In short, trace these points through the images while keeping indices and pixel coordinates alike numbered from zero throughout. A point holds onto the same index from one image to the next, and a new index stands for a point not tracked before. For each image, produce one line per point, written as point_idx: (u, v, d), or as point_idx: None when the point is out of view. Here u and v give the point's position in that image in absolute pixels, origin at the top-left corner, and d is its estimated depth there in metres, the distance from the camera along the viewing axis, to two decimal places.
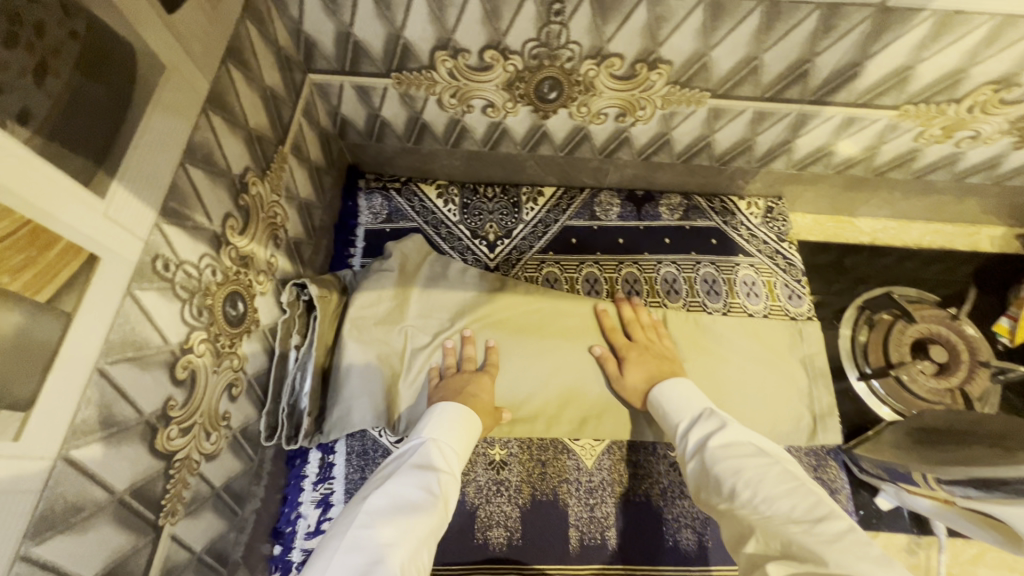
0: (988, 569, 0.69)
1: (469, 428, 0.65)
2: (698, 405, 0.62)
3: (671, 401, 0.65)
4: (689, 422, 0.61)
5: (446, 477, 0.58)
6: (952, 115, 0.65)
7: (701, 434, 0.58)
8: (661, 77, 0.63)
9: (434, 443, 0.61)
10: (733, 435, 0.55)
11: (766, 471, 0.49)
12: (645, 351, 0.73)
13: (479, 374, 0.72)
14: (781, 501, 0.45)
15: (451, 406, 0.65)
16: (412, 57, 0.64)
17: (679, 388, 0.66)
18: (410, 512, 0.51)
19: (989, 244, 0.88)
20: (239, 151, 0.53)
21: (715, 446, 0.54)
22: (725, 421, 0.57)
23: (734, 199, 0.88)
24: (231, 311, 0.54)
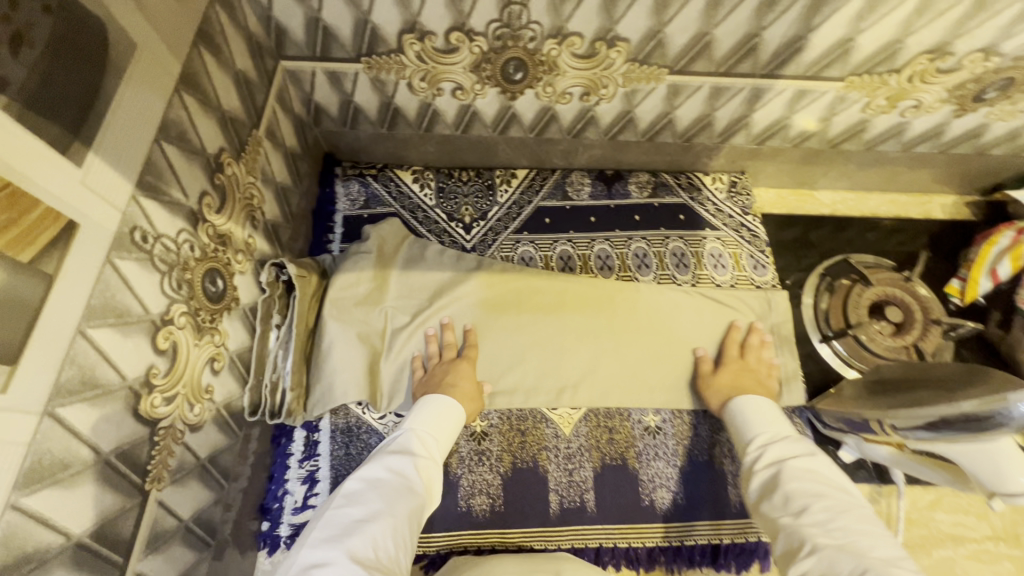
0: (945, 514, 0.73)
1: (447, 415, 0.68)
2: (784, 427, 0.64)
3: (754, 411, 0.67)
4: (766, 437, 0.63)
5: (423, 461, 0.62)
6: (894, 85, 0.70)
7: (781, 454, 0.60)
8: (620, 55, 0.66)
9: (413, 431, 0.65)
10: (818, 465, 0.57)
11: (848, 507, 0.52)
12: (746, 367, 0.75)
13: (458, 361, 0.75)
14: (855, 533, 0.48)
15: (434, 398, 0.69)
16: (381, 41, 0.66)
17: (769, 407, 0.67)
18: (381, 493, 0.56)
19: (941, 211, 0.93)
20: (214, 132, 0.55)
21: (795, 469, 0.57)
22: (813, 451, 0.59)
23: (700, 175, 0.92)
24: (210, 287, 0.56)
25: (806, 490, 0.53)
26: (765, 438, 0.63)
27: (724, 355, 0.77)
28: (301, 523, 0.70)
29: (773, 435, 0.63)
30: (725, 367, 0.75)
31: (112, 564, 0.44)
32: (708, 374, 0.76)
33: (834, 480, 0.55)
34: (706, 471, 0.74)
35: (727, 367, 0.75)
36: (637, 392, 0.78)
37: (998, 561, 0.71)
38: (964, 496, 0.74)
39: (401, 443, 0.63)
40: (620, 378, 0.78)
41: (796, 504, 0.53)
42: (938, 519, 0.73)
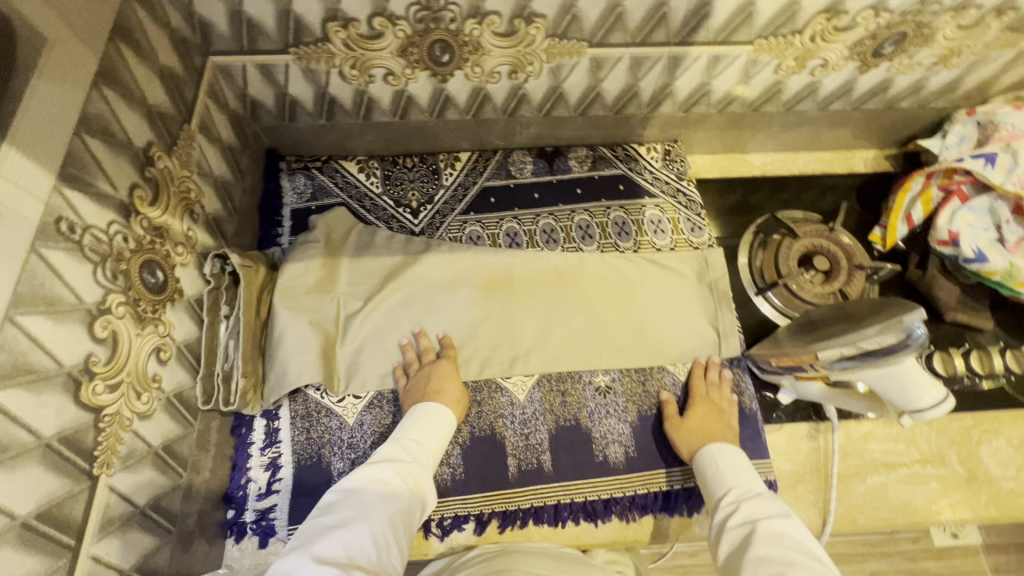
0: (877, 443, 0.79)
1: (433, 420, 0.71)
2: (754, 483, 0.66)
3: (723, 468, 0.69)
4: (738, 496, 0.65)
5: (405, 466, 0.66)
6: (800, 45, 0.74)
7: (752, 514, 0.61)
8: (539, 32, 0.70)
9: (397, 439, 0.69)
10: (791, 528, 0.58)
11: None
12: (713, 408, 0.76)
13: (440, 362, 0.77)
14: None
15: (424, 407, 0.72)
16: (306, 31, 0.67)
17: (737, 458, 0.70)
18: (357, 499, 0.62)
19: (863, 165, 0.99)
20: (141, 125, 0.56)
21: (767, 532, 0.58)
22: (787, 513, 0.60)
23: (636, 146, 0.96)
24: (150, 278, 0.57)
25: (776, 553, 0.55)
26: (740, 495, 0.65)
27: (692, 394, 0.78)
28: (266, 508, 0.72)
29: (744, 492, 0.65)
30: (698, 411, 0.75)
31: (63, 546, 0.45)
32: (677, 417, 0.76)
33: (807, 546, 0.56)
34: (655, 424, 0.78)
35: (695, 409, 0.75)
36: (587, 356, 0.82)
37: (926, 481, 0.77)
38: (894, 426, 0.80)
39: (384, 451, 0.68)
40: (570, 343, 0.82)
41: (767, 567, 0.54)
42: (870, 449, 0.79)
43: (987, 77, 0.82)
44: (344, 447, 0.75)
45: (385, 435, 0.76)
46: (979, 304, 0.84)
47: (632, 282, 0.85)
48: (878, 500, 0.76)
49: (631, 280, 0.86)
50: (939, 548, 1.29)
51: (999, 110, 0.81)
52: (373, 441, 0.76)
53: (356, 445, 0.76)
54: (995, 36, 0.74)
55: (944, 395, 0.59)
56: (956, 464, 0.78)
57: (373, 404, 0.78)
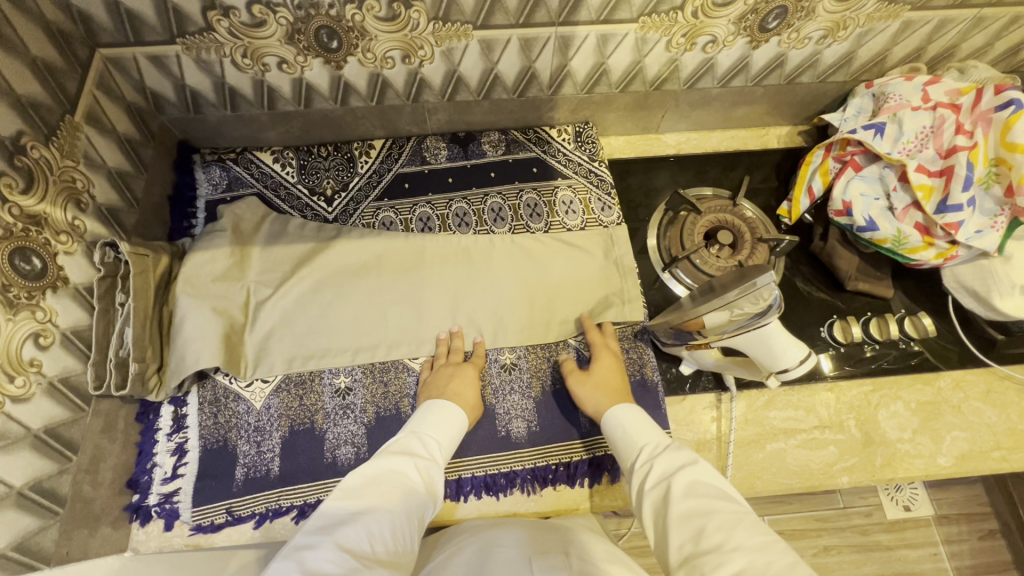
0: (778, 411, 0.80)
1: (450, 418, 0.72)
2: (659, 437, 0.66)
3: (627, 430, 0.68)
4: (651, 452, 0.64)
5: (423, 462, 0.66)
6: (684, 22, 0.75)
7: (666, 467, 0.60)
8: (421, 15, 0.71)
9: (415, 432, 0.70)
10: (702, 475, 0.58)
11: (737, 518, 0.51)
12: (616, 361, 0.79)
13: (464, 366, 0.79)
14: (748, 549, 0.48)
15: (440, 403, 0.73)
16: (188, 20, 0.68)
17: (635, 414, 0.70)
18: (379, 487, 0.62)
19: (776, 141, 1.01)
20: (7, 115, 0.57)
21: (682, 484, 0.57)
22: (695, 459, 0.60)
23: (547, 129, 0.97)
24: (24, 266, 0.59)
25: (697, 507, 0.54)
26: (653, 451, 0.64)
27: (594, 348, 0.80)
28: (171, 491, 0.73)
29: (656, 448, 0.64)
30: (588, 375, 0.77)
31: None
32: (576, 373, 0.78)
33: (719, 489, 0.56)
34: (558, 398, 0.80)
35: (600, 362, 0.78)
36: (497, 333, 0.84)
37: (824, 446, 0.78)
38: (795, 394, 0.81)
39: (402, 442, 0.68)
40: (479, 321, 0.84)
41: (692, 526, 0.53)
42: (772, 417, 0.80)
43: (879, 49, 0.84)
44: (250, 430, 0.76)
45: (291, 417, 0.77)
46: (879, 273, 0.86)
47: (551, 253, 0.88)
48: (776, 465, 0.77)
49: (550, 251, 0.88)
50: (891, 521, 1.29)
51: (891, 82, 0.82)
52: (278, 424, 0.77)
53: (262, 428, 0.76)
54: (875, 7, 0.75)
55: (807, 352, 0.62)
56: (854, 429, 0.79)
57: (282, 388, 0.78)
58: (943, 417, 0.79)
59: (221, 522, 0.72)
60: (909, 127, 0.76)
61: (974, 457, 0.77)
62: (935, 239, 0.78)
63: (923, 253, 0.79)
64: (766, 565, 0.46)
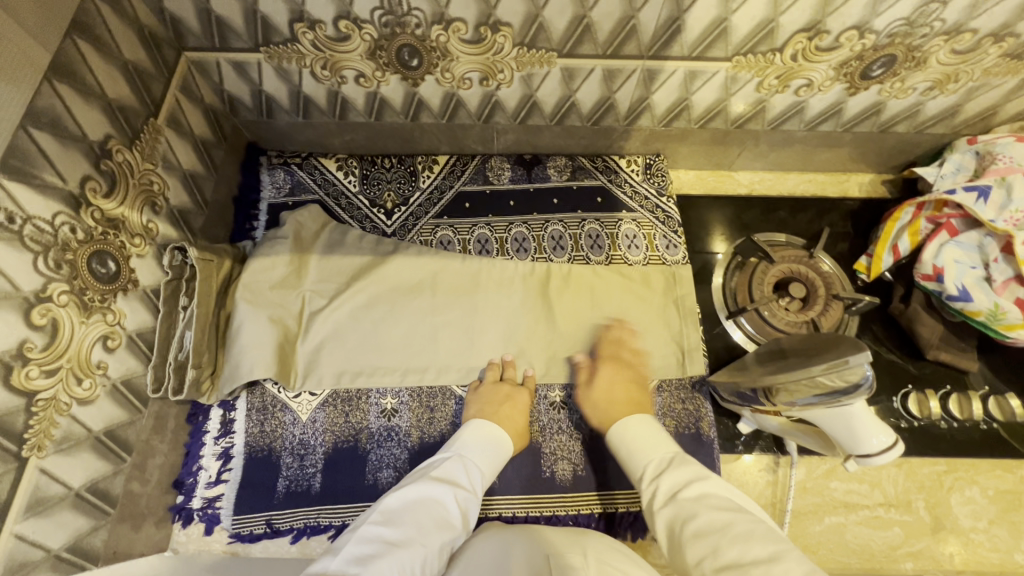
0: (840, 482, 0.76)
1: (497, 444, 0.71)
2: (662, 449, 0.66)
3: (633, 434, 0.68)
4: (657, 470, 0.63)
5: (463, 493, 0.64)
6: (781, 64, 0.71)
7: (674, 483, 0.60)
8: (506, 40, 0.68)
9: (460, 456, 0.69)
10: (711, 489, 0.58)
11: (750, 529, 0.52)
12: (620, 369, 0.77)
13: (519, 390, 0.77)
14: (763, 559, 0.48)
15: (492, 427, 0.71)
16: (274, 31, 0.68)
17: (644, 425, 0.69)
18: (415, 517, 0.60)
19: (857, 189, 0.95)
20: (96, 119, 0.58)
21: (693, 502, 0.57)
22: (704, 475, 0.60)
23: (616, 158, 0.94)
24: (99, 269, 0.59)
25: (709, 521, 0.54)
26: (657, 467, 0.64)
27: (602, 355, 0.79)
28: (213, 496, 0.73)
29: (659, 462, 0.64)
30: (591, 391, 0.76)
31: None
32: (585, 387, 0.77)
33: (727, 502, 0.57)
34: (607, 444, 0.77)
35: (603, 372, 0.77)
36: (547, 367, 0.81)
37: (888, 526, 0.73)
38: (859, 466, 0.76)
39: (445, 468, 0.66)
40: (530, 353, 0.82)
41: (705, 539, 0.52)
42: (832, 488, 0.75)
43: (990, 105, 0.77)
44: (295, 442, 0.76)
45: (335, 434, 0.76)
46: (964, 344, 0.80)
47: (606, 287, 0.85)
48: (834, 541, 0.72)
49: (607, 284, 0.85)
50: None
51: (1000, 140, 0.76)
52: (323, 439, 0.76)
53: (306, 442, 0.76)
54: (995, 62, 0.69)
55: (893, 440, 0.57)
56: (922, 511, 0.74)
57: (328, 402, 0.78)
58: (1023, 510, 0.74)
59: (260, 533, 0.72)
60: (1019, 195, 0.70)
61: None
62: None
63: (1020, 332, 0.72)
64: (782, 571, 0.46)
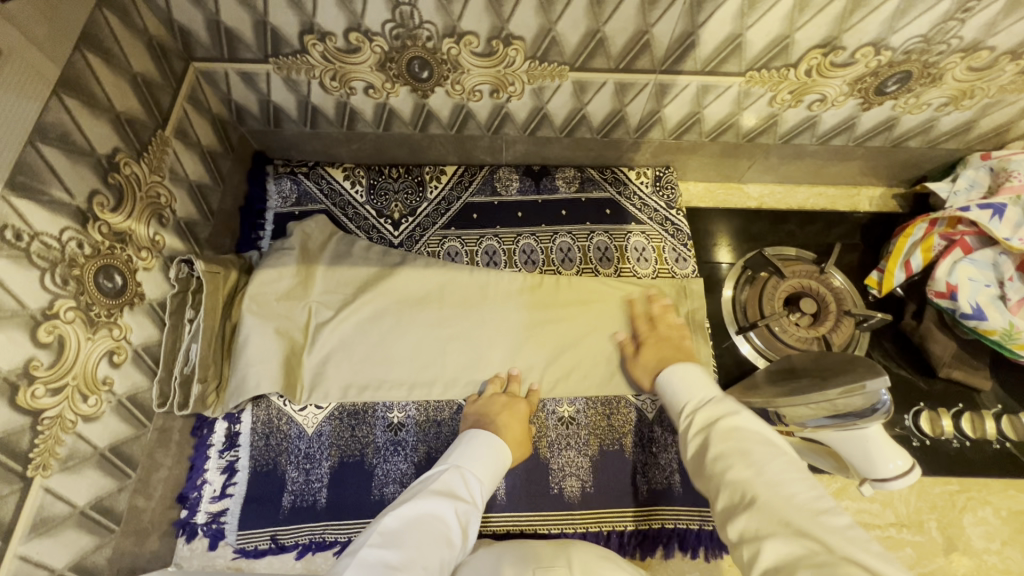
0: (851, 501, 0.75)
1: (496, 454, 0.70)
2: (706, 393, 0.62)
3: (687, 381, 0.65)
4: (697, 408, 0.60)
5: (463, 505, 0.63)
6: (795, 79, 0.70)
7: (708, 418, 0.57)
8: (518, 53, 0.68)
9: (459, 468, 0.67)
10: (744, 422, 0.54)
11: (771, 454, 0.50)
12: (661, 338, 0.77)
13: (517, 400, 0.76)
14: (778, 484, 0.46)
15: (488, 436, 0.71)
16: (284, 42, 0.67)
17: (695, 371, 0.66)
18: (416, 535, 0.58)
19: (868, 203, 0.94)
20: (104, 133, 0.57)
21: (718, 432, 0.54)
22: (739, 409, 0.56)
23: (625, 169, 0.93)
24: (106, 283, 0.58)
25: (731, 446, 0.51)
26: (697, 406, 0.60)
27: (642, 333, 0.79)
28: (217, 511, 0.73)
29: (699, 402, 0.61)
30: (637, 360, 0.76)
31: None
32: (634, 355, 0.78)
33: (758, 432, 0.53)
34: (615, 459, 0.77)
35: (646, 346, 0.77)
36: (556, 382, 0.80)
37: (900, 546, 0.72)
38: None
39: (444, 482, 0.65)
40: (539, 367, 0.81)
41: (725, 460, 0.50)
42: (843, 507, 0.75)
43: (1004, 121, 0.77)
44: (300, 456, 0.75)
45: (341, 448, 0.76)
46: (977, 362, 0.79)
47: (614, 300, 0.84)
48: None
49: (615, 297, 0.84)
50: None
51: (1015, 157, 0.75)
52: (329, 453, 0.75)
53: (312, 456, 0.75)
54: (1011, 79, 0.69)
55: (910, 464, 0.56)
56: (934, 531, 0.73)
57: (334, 415, 0.77)
58: None
59: (265, 549, 0.71)
60: None
61: None
62: None
63: None
64: (792, 496, 0.45)
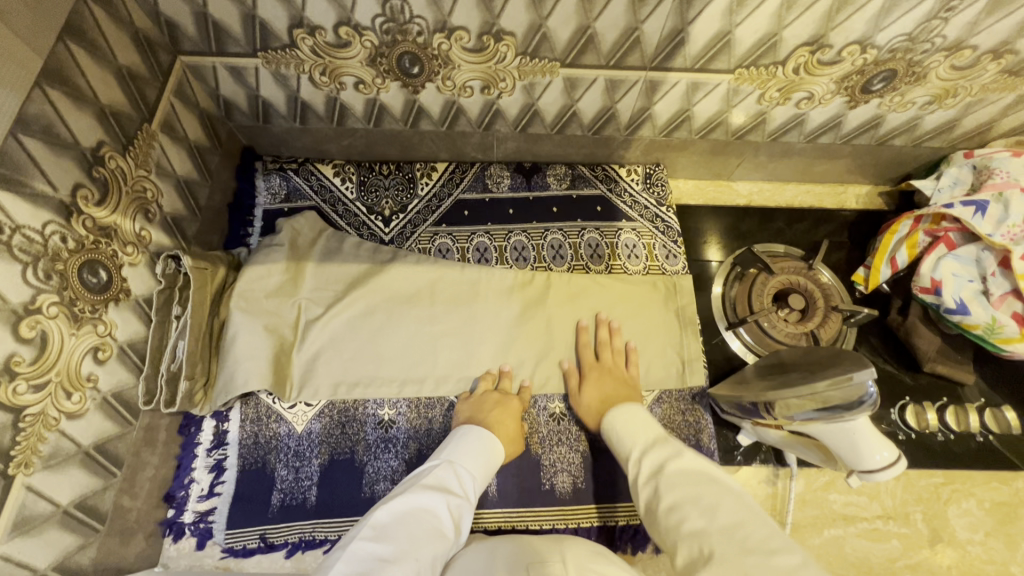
0: (838, 495, 0.76)
1: (489, 449, 0.70)
2: (650, 433, 0.65)
3: (629, 422, 0.67)
4: (644, 448, 0.63)
5: (455, 500, 0.63)
6: (783, 77, 0.71)
7: (655, 462, 0.60)
8: (509, 49, 0.68)
9: (451, 462, 0.67)
10: (689, 464, 0.58)
11: (719, 498, 0.52)
12: (605, 370, 0.77)
13: (509, 398, 0.76)
14: (727, 530, 0.49)
15: (479, 432, 0.71)
16: (273, 36, 0.67)
17: (637, 415, 0.68)
18: (408, 528, 0.58)
19: (854, 201, 0.96)
20: (88, 126, 0.56)
21: (667, 481, 0.57)
22: (681, 451, 0.60)
23: (616, 167, 0.94)
24: (91, 279, 0.57)
25: (683, 494, 0.54)
26: (642, 449, 0.64)
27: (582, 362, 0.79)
28: (205, 510, 0.72)
29: (644, 445, 0.64)
30: (579, 391, 0.77)
31: None
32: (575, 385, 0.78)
33: (703, 473, 0.56)
34: (606, 455, 0.77)
35: (586, 378, 0.77)
36: (546, 378, 0.81)
37: (887, 538, 0.73)
38: None
39: (436, 476, 0.65)
40: (530, 364, 0.81)
41: (679, 512, 0.53)
42: (831, 500, 0.76)
43: (986, 120, 0.78)
44: (290, 454, 0.74)
45: (331, 445, 0.75)
46: (961, 356, 0.80)
47: (603, 298, 0.84)
48: (833, 554, 0.72)
49: (605, 294, 0.84)
50: None
51: (997, 155, 0.77)
52: (319, 450, 0.75)
53: (301, 454, 0.75)
54: (993, 78, 0.70)
55: (896, 456, 0.57)
56: (920, 523, 0.74)
57: (324, 413, 0.77)
58: (1018, 522, 0.74)
59: (254, 548, 0.70)
60: (1017, 210, 0.71)
61: None
62: None
63: (1016, 346, 0.73)
64: (744, 538, 0.47)
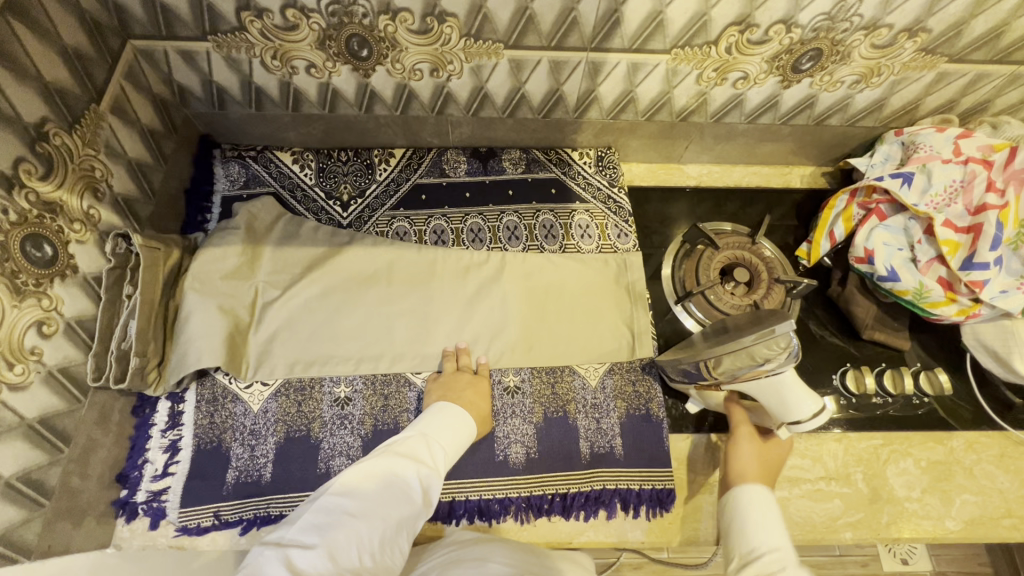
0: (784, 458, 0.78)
1: (461, 425, 0.71)
2: (786, 547, 0.53)
3: (762, 521, 0.56)
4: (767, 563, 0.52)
5: (426, 469, 0.64)
6: (717, 56, 0.74)
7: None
8: (454, 30, 0.70)
9: (424, 434, 0.68)
10: None
11: None
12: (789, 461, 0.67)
13: (479, 377, 0.78)
14: None
15: (453, 408, 0.72)
16: (221, 19, 0.68)
17: (774, 519, 0.56)
18: (376, 491, 0.60)
19: (799, 181, 1.00)
20: (32, 101, 0.57)
21: None
22: None
23: (569, 151, 0.97)
24: (34, 253, 0.58)
25: None
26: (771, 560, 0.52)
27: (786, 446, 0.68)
28: (159, 490, 0.72)
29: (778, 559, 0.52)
30: (765, 452, 0.65)
31: None
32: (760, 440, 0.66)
33: None
34: (561, 426, 0.79)
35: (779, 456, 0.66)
36: (502, 353, 0.82)
37: (829, 498, 0.76)
38: (802, 442, 0.79)
39: (409, 444, 0.66)
40: (485, 340, 0.83)
41: None
42: None
43: (912, 99, 0.83)
44: (245, 432, 0.75)
45: (287, 423, 0.76)
46: (898, 324, 0.84)
47: (560, 275, 0.87)
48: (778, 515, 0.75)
49: (561, 272, 0.87)
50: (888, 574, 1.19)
51: (922, 131, 0.81)
52: (275, 428, 0.75)
53: (257, 432, 0.75)
54: (912, 56, 0.74)
55: (821, 407, 0.59)
56: (861, 483, 0.77)
57: (281, 392, 0.77)
58: (954, 478, 0.77)
59: (208, 526, 0.71)
60: (938, 180, 0.75)
61: (982, 523, 0.74)
62: (959, 294, 0.76)
63: (944, 308, 0.77)
64: None
